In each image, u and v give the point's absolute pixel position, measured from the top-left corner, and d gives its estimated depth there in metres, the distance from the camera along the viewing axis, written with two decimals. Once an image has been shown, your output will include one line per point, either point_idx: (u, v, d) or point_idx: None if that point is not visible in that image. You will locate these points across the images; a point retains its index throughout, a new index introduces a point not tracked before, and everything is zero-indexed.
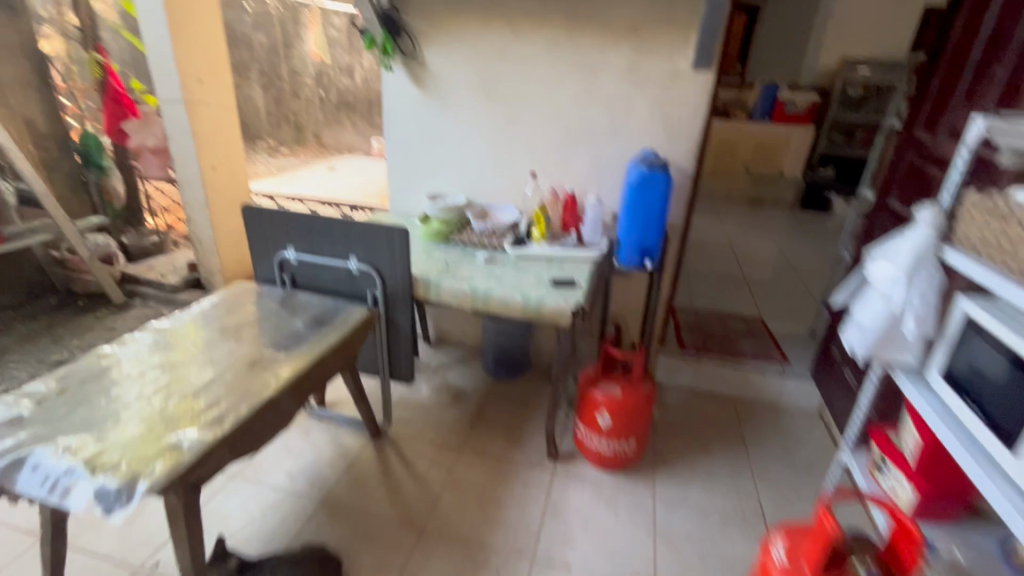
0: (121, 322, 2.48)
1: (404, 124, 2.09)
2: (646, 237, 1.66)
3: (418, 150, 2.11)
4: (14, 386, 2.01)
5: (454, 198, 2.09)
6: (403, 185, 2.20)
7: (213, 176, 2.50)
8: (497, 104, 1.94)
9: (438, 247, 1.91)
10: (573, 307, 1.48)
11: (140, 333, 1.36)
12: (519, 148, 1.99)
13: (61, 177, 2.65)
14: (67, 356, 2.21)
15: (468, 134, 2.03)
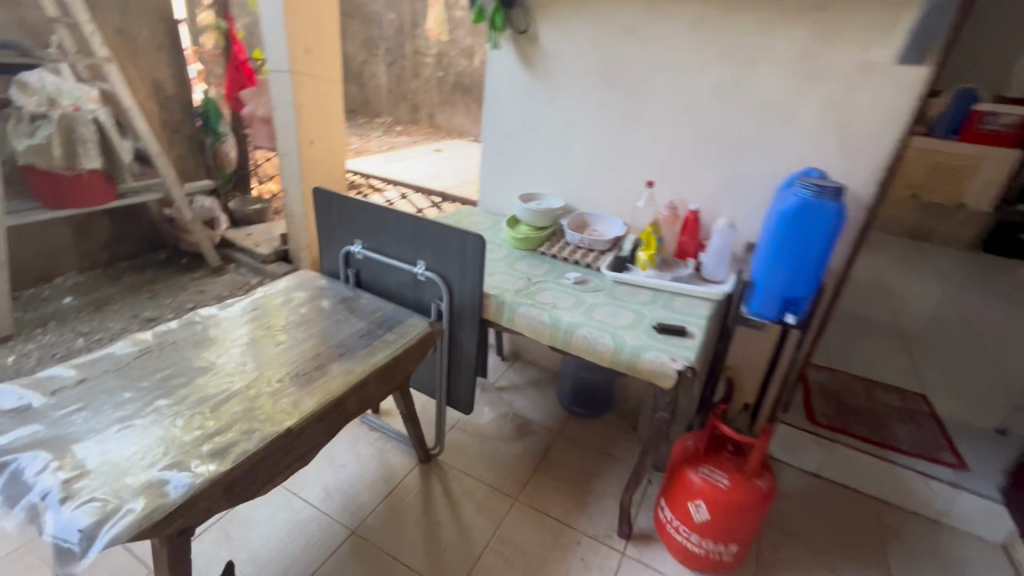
0: (212, 286, 2.54)
1: (505, 110, 1.83)
2: (794, 284, 1.24)
3: (517, 141, 1.85)
4: (105, 338, 2.10)
5: (550, 201, 1.80)
6: (495, 180, 1.95)
7: (311, 150, 2.45)
8: (615, 93, 1.61)
9: (523, 258, 1.63)
10: (680, 368, 1.12)
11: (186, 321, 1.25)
12: (635, 150, 1.64)
13: (181, 139, 2.76)
14: (157, 315, 2.27)
15: (576, 128, 1.72)
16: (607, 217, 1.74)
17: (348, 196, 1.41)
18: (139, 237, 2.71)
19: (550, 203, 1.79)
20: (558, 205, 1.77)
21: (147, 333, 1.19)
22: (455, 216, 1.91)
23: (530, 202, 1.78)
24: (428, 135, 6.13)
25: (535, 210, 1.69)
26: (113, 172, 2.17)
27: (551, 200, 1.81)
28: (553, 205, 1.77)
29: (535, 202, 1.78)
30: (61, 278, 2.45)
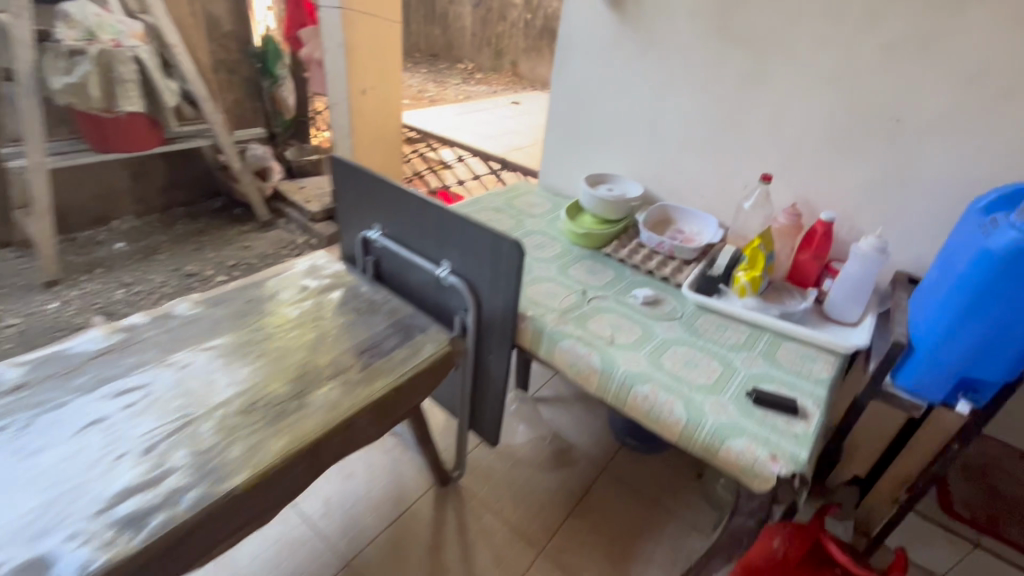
0: (256, 243, 2.42)
1: (580, 64, 1.45)
2: (982, 360, 0.82)
3: (592, 106, 1.47)
4: (144, 291, 2.03)
5: (626, 188, 1.42)
6: (561, 152, 1.59)
7: (362, 102, 2.20)
8: (730, 47, 1.18)
9: (582, 261, 1.29)
10: (783, 475, 0.75)
11: (167, 311, 1.06)
12: (748, 127, 1.21)
13: (238, 81, 2.61)
14: (198, 270, 2.19)
15: (670, 92, 1.30)
16: (699, 215, 1.34)
17: (364, 169, 1.12)
18: (195, 183, 2.65)
19: (626, 189, 1.41)
20: (636, 193, 1.39)
21: (121, 324, 1.02)
22: (508, 194, 1.58)
23: (600, 186, 1.41)
24: (509, 85, 5.71)
25: (607, 198, 1.32)
26: (158, 116, 2.05)
27: (626, 186, 1.43)
28: (630, 194, 1.39)
29: (607, 186, 1.41)
30: (118, 222, 2.44)
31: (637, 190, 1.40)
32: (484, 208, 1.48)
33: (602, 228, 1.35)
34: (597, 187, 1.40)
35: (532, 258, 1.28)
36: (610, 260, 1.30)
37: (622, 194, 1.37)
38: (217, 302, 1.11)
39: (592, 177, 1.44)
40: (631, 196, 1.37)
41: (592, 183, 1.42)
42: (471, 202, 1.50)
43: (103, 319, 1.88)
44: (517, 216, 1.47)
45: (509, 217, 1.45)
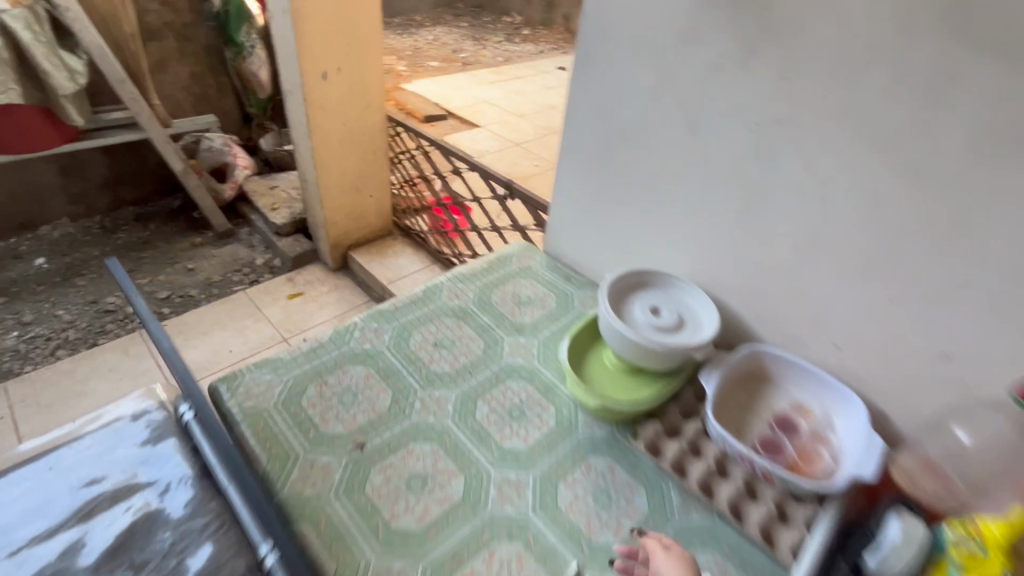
0: (203, 265, 1.92)
1: (625, 66, 0.79)
2: None
3: (643, 143, 0.81)
4: (42, 336, 1.59)
5: (685, 307, 0.77)
6: (584, 212, 0.95)
7: (325, 90, 1.59)
8: (979, 62, 0.49)
9: (586, 463, 0.68)
10: None
11: None
12: (983, 245, 0.54)
13: (195, 49, 2.05)
14: (117, 305, 1.72)
15: (804, 140, 0.63)
16: (826, 383, 0.70)
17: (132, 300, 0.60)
18: (147, 177, 2.15)
19: (686, 312, 0.77)
20: (707, 325, 0.74)
21: None
22: (483, 276, 0.97)
23: (637, 301, 0.77)
24: (559, 44, 4.89)
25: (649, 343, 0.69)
26: (51, 105, 1.51)
27: (685, 303, 0.78)
28: (691, 322, 0.75)
29: (650, 302, 0.77)
30: (48, 227, 1.99)
31: (711, 317, 0.75)
32: (435, 312, 0.88)
33: (633, 394, 0.72)
34: (631, 305, 0.76)
35: (494, 456, 0.68)
36: (640, 462, 0.69)
37: (678, 327, 0.73)
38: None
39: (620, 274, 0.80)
40: (693, 333, 0.73)
41: (622, 293, 0.78)
42: (418, 297, 0.90)
43: None
44: (490, 330, 0.86)
45: (475, 334, 0.85)
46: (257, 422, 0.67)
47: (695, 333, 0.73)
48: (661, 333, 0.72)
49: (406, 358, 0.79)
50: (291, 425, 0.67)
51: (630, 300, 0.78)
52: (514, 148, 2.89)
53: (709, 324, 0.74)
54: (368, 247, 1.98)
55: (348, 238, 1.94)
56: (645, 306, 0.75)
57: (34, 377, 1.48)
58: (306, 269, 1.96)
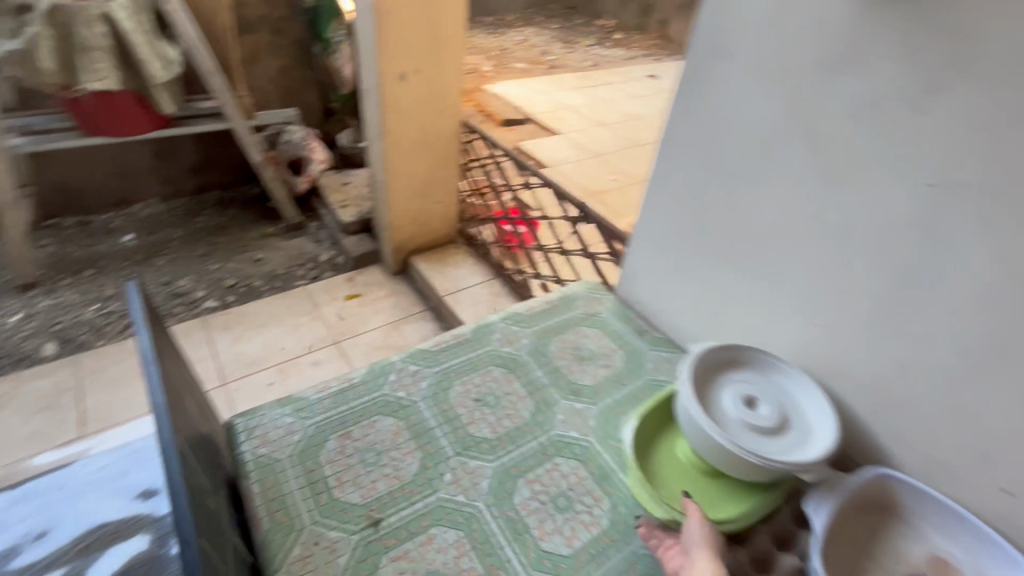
0: (270, 256, 1.94)
1: (746, 95, 0.66)
2: None
3: (757, 188, 0.68)
4: (117, 312, 1.65)
5: (785, 399, 0.64)
6: (672, 259, 0.82)
7: (402, 92, 1.53)
8: None
9: None
10: None
11: None
12: None
13: (287, 43, 2.09)
14: (187, 289, 1.77)
15: (996, 213, 0.49)
16: (935, 504, 0.58)
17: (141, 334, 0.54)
18: (232, 164, 2.22)
19: (788, 406, 0.63)
20: (818, 430, 0.60)
21: None
22: (542, 319, 0.85)
23: (729, 384, 0.64)
24: (651, 50, 4.67)
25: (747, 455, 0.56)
26: (146, 92, 1.56)
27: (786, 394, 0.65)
28: (794, 422, 0.61)
29: (744, 387, 0.63)
30: (140, 205, 2.10)
31: (827, 419, 0.61)
32: (482, 359, 0.77)
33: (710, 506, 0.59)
34: (718, 391, 0.63)
35: (530, 559, 0.56)
36: None
37: (780, 430, 0.59)
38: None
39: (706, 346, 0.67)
40: (801, 441, 0.59)
41: (709, 373, 0.65)
42: (466, 338, 0.80)
43: (55, 347, 1.52)
44: (543, 389, 0.74)
45: (525, 392, 0.73)
46: (267, 476, 0.59)
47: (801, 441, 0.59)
48: (761, 436, 0.58)
49: (442, 415, 0.68)
50: (302, 485, 0.58)
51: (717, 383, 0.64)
52: (592, 158, 2.74)
53: (822, 430, 0.60)
54: (430, 254, 1.92)
55: (411, 243, 1.89)
56: (740, 395, 0.61)
57: (104, 352, 1.53)
58: (367, 270, 1.94)
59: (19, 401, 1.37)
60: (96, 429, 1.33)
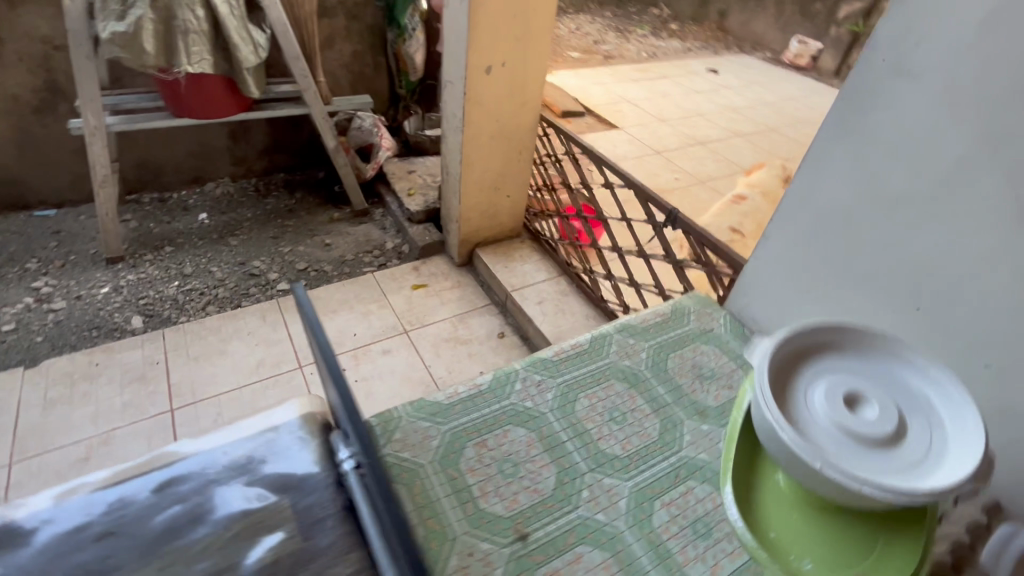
0: (337, 242, 1.97)
1: (922, 124, 0.70)
2: None
3: (922, 219, 0.72)
4: (197, 289, 1.70)
5: (879, 381, 0.64)
6: (814, 275, 0.87)
7: (487, 85, 1.52)
8: None
9: None
10: None
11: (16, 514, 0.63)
12: None
13: (362, 29, 2.09)
14: (261, 270, 1.80)
15: None
16: None
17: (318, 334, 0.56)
18: (300, 148, 2.25)
19: (888, 390, 0.63)
20: (938, 411, 0.61)
21: None
22: (659, 333, 0.83)
23: (822, 391, 0.62)
24: (708, 43, 4.56)
25: (910, 486, 0.53)
26: (234, 76, 1.59)
27: (876, 375, 0.65)
28: (902, 402, 0.62)
29: (839, 391, 0.62)
30: (213, 184, 2.15)
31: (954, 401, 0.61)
32: (603, 371, 0.76)
33: (875, 564, 0.55)
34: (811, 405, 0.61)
35: None
36: None
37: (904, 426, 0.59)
38: (101, 505, 0.63)
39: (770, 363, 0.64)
40: (928, 427, 0.59)
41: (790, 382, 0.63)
42: (585, 348, 0.79)
43: (142, 321, 1.58)
44: (667, 407, 0.73)
45: (649, 410, 0.72)
46: (412, 481, 0.60)
47: (931, 427, 0.59)
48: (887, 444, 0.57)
49: (572, 428, 0.68)
50: (449, 492, 0.59)
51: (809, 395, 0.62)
52: (653, 155, 2.69)
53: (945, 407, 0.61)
54: (495, 247, 1.91)
55: (477, 236, 1.88)
56: (842, 406, 0.59)
57: (186, 327, 1.58)
58: (433, 260, 1.94)
59: (112, 371, 1.43)
60: (184, 403, 1.38)
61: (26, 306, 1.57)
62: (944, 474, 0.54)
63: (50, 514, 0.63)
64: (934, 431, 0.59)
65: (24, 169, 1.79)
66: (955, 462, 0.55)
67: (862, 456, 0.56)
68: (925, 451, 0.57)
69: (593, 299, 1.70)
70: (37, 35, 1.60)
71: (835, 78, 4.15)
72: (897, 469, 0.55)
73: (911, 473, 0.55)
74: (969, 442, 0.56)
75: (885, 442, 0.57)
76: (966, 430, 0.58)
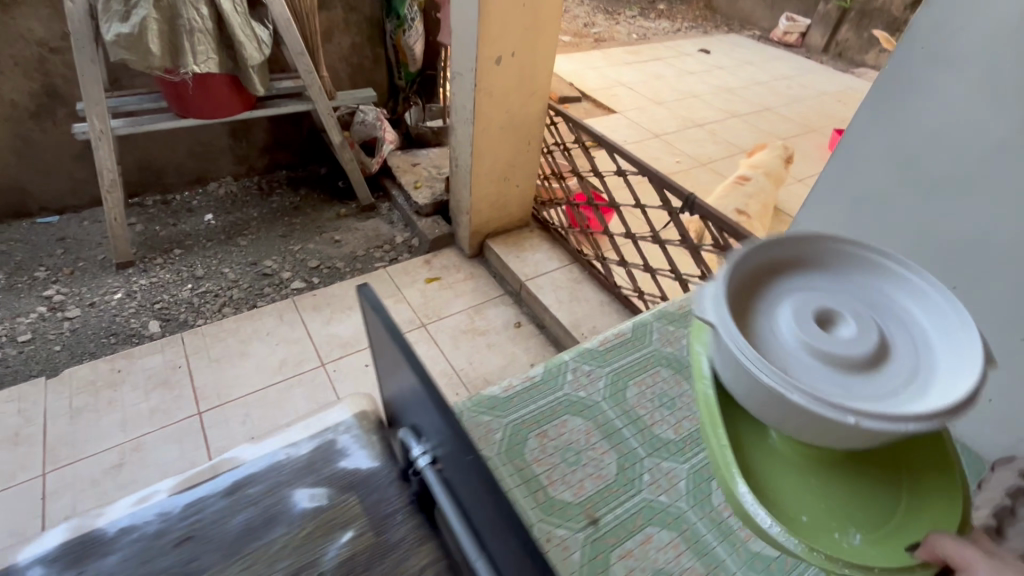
0: (346, 238, 1.96)
1: (964, 108, 0.74)
2: None
3: (960, 198, 0.77)
4: (211, 291, 1.69)
5: (828, 278, 0.55)
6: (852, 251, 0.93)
7: (497, 76, 1.51)
8: None
9: None
10: None
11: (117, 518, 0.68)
12: None
13: (360, 21, 2.06)
14: (273, 269, 1.79)
15: None
16: None
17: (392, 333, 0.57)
18: (301, 144, 2.22)
19: (839, 285, 0.54)
20: (898, 289, 0.53)
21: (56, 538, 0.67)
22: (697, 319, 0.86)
23: (790, 322, 0.50)
24: (698, 23, 4.55)
25: (927, 385, 0.46)
26: (239, 75, 1.56)
27: (820, 271, 0.55)
28: (856, 290, 0.53)
29: (806, 315, 0.50)
30: (215, 184, 2.12)
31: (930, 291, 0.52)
32: (648, 358, 0.78)
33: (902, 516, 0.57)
34: (786, 343, 0.49)
35: (742, 560, 0.59)
36: None
37: (878, 321, 0.50)
38: (180, 501, 0.70)
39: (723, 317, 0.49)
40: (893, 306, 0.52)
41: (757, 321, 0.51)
42: (628, 337, 0.81)
43: (159, 326, 1.58)
44: None
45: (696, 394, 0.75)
46: None
47: (897, 307, 0.52)
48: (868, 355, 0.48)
49: (626, 415, 0.70)
50: (518, 483, 0.62)
51: (778, 336, 0.50)
52: (652, 139, 2.69)
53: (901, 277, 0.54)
54: (506, 238, 1.92)
55: (487, 227, 1.89)
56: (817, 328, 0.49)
57: (204, 330, 1.57)
58: (444, 253, 1.95)
59: (135, 377, 1.43)
60: (211, 406, 1.38)
61: (40, 315, 1.55)
62: (949, 360, 0.47)
63: (137, 515, 0.69)
64: (903, 310, 0.52)
65: (25, 176, 1.76)
66: (948, 338, 0.49)
67: (874, 387, 0.46)
68: (914, 340, 0.50)
69: (607, 286, 1.72)
70: (32, 38, 1.56)
71: (824, 55, 4.18)
72: (902, 376, 0.47)
73: (918, 372, 0.47)
74: (951, 312, 0.50)
75: (878, 352, 0.49)
76: (933, 298, 0.52)
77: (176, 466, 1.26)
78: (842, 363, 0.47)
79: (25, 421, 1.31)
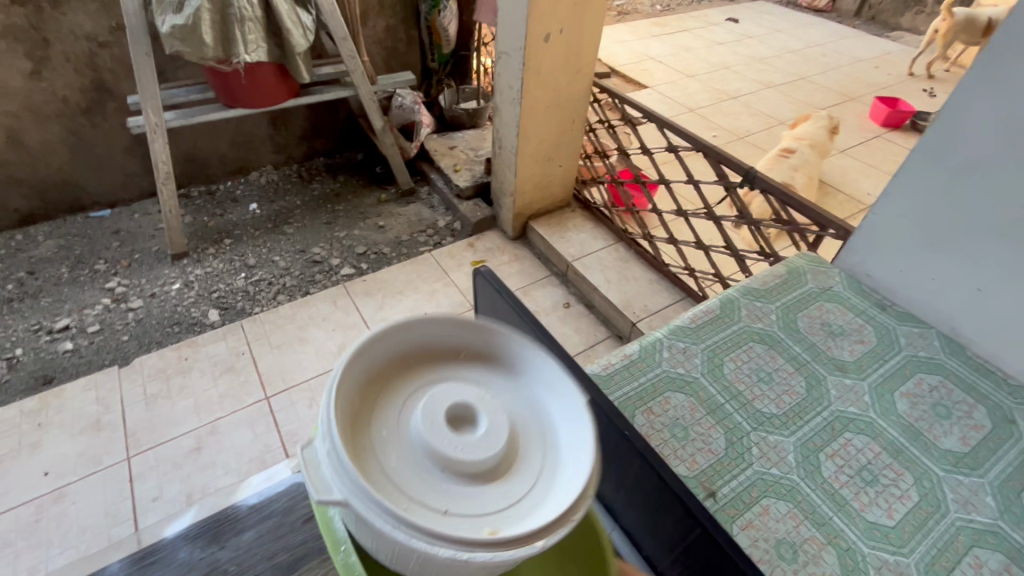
0: (390, 223, 1.98)
1: None
2: None
3: None
4: (264, 280, 1.72)
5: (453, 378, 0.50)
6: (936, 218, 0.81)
7: (546, 53, 1.49)
8: None
9: (977, 555, 0.59)
10: None
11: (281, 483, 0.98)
12: None
13: (394, 3, 2.04)
14: (322, 256, 1.82)
15: None
16: None
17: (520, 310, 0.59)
18: (338, 130, 2.23)
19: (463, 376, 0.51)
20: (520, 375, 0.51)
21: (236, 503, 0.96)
22: (782, 294, 0.86)
23: (418, 444, 0.44)
24: None
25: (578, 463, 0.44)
26: (285, 62, 1.56)
27: (432, 366, 0.51)
28: (476, 374, 0.51)
29: (432, 419, 0.44)
30: (256, 173, 2.15)
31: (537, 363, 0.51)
32: (740, 335, 0.79)
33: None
34: (415, 480, 0.42)
35: (861, 529, 0.60)
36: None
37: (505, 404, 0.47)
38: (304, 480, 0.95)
39: (352, 488, 0.39)
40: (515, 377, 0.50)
41: (405, 478, 0.42)
42: (716, 314, 0.82)
43: (218, 314, 1.61)
44: (807, 364, 0.76)
45: (792, 368, 0.75)
46: None
47: (515, 384, 0.51)
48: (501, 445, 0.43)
49: (727, 391, 0.71)
50: None
51: (413, 470, 0.43)
52: (686, 113, 2.64)
53: (515, 341, 0.52)
54: (548, 218, 1.91)
55: (531, 208, 1.88)
56: (454, 441, 0.42)
57: (261, 317, 1.61)
58: (486, 235, 1.95)
59: (202, 365, 1.47)
60: (278, 391, 1.42)
61: (105, 307, 1.60)
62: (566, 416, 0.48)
63: (268, 494, 0.93)
64: (519, 388, 0.50)
65: (78, 172, 1.80)
66: (569, 399, 0.48)
67: (520, 489, 0.43)
68: (536, 407, 0.49)
69: (656, 265, 1.70)
70: (81, 33, 1.57)
71: (855, 19, 4.04)
72: (540, 469, 0.44)
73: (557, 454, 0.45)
74: (548, 373, 0.50)
75: (510, 449, 0.45)
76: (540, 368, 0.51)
77: (250, 449, 1.29)
78: (476, 475, 0.43)
79: (105, 409, 1.36)
